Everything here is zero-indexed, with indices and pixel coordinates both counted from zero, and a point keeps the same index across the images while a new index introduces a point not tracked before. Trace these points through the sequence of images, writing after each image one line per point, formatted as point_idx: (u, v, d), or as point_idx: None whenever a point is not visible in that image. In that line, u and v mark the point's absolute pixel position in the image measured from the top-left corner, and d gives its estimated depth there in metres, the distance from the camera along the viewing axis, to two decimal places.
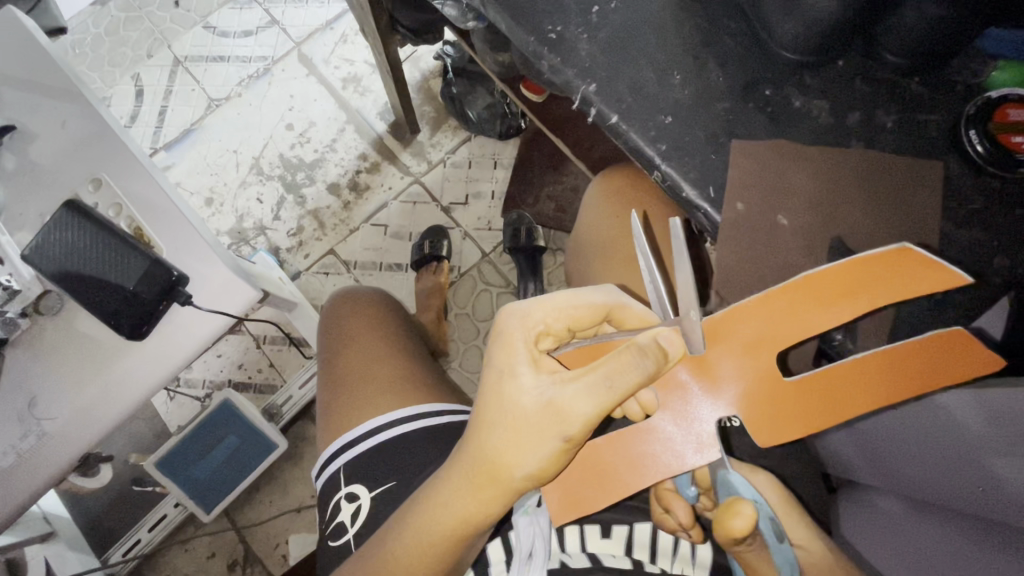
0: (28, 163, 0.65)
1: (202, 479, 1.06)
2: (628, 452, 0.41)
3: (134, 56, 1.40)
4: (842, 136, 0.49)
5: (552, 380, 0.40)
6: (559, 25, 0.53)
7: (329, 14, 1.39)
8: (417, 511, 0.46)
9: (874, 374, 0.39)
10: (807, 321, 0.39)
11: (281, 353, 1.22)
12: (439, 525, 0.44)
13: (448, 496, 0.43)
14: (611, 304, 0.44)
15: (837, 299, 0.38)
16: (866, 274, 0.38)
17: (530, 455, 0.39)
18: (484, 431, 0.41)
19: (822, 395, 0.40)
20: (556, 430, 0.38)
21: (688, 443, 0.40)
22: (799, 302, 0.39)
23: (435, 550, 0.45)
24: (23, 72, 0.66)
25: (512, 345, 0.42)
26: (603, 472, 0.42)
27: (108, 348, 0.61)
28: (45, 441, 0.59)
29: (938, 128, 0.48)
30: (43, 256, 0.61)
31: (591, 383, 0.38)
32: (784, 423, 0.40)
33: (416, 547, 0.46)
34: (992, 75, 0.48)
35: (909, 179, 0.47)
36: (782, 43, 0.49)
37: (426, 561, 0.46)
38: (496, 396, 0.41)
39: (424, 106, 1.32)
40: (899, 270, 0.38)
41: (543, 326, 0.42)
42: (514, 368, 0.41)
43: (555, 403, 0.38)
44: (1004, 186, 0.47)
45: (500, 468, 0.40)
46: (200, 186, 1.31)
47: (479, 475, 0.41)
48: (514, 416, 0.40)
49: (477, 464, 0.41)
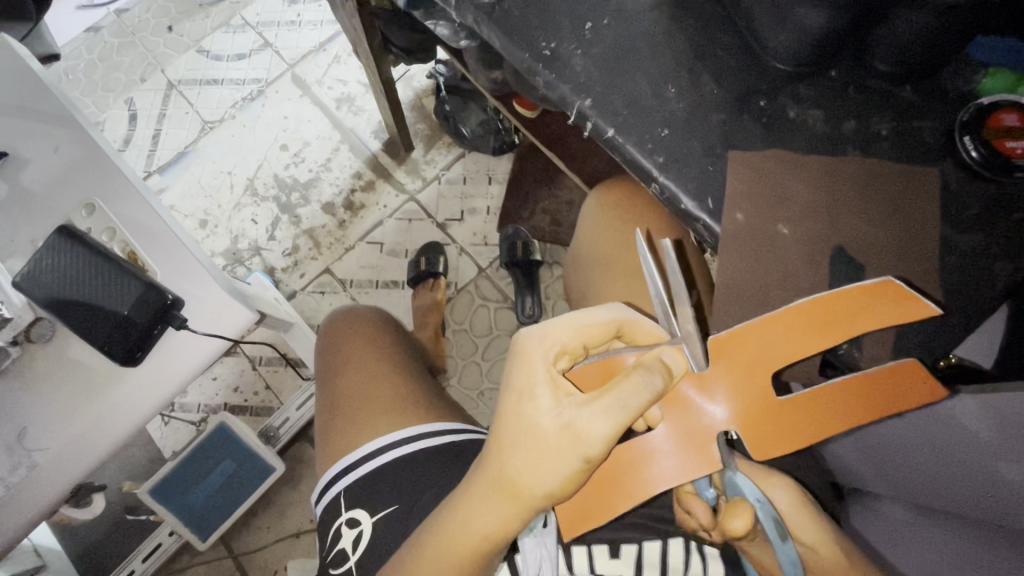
0: (21, 189, 0.64)
1: (198, 506, 1.03)
2: (634, 466, 0.39)
3: (127, 81, 1.41)
4: (838, 144, 0.49)
5: (570, 402, 0.39)
6: (553, 42, 0.53)
7: (323, 36, 1.41)
8: (436, 527, 0.45)
9: (866, 402, 0.39)
10: (807, 346, 0.39)
11: (277, 375, 1.21)
12: (458, 543, 0.43)
13: (468, 514, 0.42)
14: (621, 321, 0.44)
15: (825, 328, 0.39)
16: (853, 306, 0.39)
17: (550, 476, 0.38)
18: (505, 452, 0.40)
19: (813, 415, 0.38)
20: (576, 453, 0.37)
21: (689, 453, 0.39)
22: (797, 324, 0.39)
23: (454, 568, 0.44)
24: (15, 99, 0.66)
25: (530, 366, 0.41)
26: (607, 482, 0.40)
27: (102, 377, 0.60)
28: (36, 473, 0.57)
29: (933, 134, 0.48)
30: (36, 283, 0.60)
31: (608, 406, 0.37)
32: (772, 439, 0.39)
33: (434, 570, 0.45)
34: (983, 81, 0.49)
35: (907, 185, 0.48)
36: (776, 55, 0.49)
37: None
38: (515, 418, 0.40)
39: (418, 124, 1.33)
40: (880, 300, 0.39)
41: (562, 345, 0.42)
42: (534, 389, 0.40)
43: (573, 425, 0.37)
44: (1001, 191, 0.47)
45: (520, 488, 0.39)
46: (194, 208, 1.30)
47: (499, 494, 0.41)
48: (534, 436, 0.39)
49: (499, 485, 0.40)
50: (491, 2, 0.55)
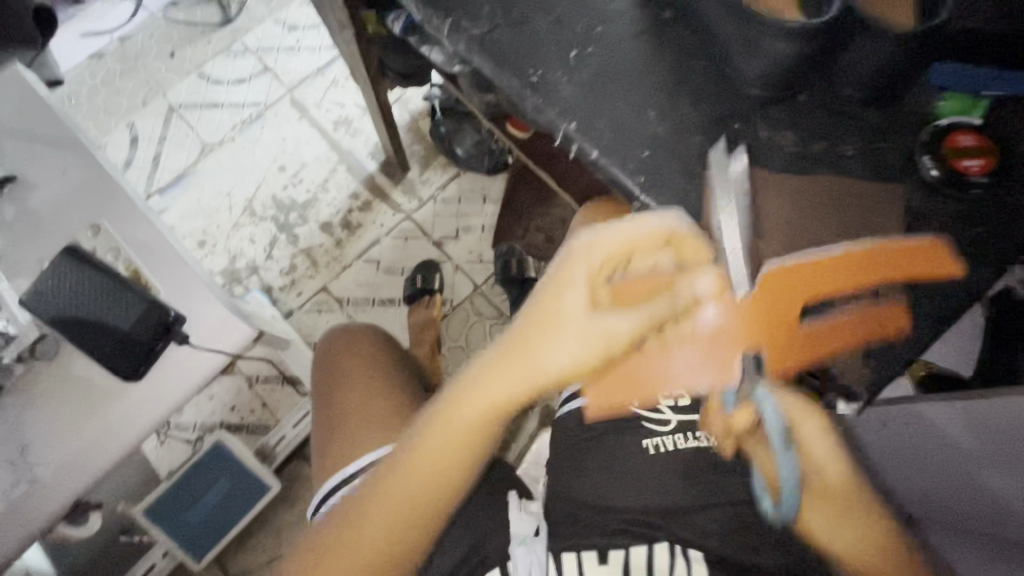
0: (29, 211, 0.67)
1: (192, 526, 1.04)
2: (656, 367, 0.46)
3: (129, 105, 1.44)
4: (808, 164, 0.52)
5: (607, 308, 0.42)
6: (540, 70, 0.56)
7: (321, 61, 1.45)
8: (437, 410, 0.47)
9: (857, 338, 0.46)
10: (818, 285, 0.45)
11: (273, 393, 1.21)
12: (454, 423, 0.46)
13: (472, 385, 0.45)
14: (670, 232, 0.44)
15: (859, 270, 0.46)
16: (888, 255, 0.47)
17: (570, 367, 0.41)
18: (528, 339, 0.42)
19: (820, 338, 0.45)
20: (602, 349, 0.41)
21: (713, 362, 0.45)
22: (844, 266, 0.46)
23: (449, 453, 0.47)
24: (25, 124, 0.69)
25: (577, 265, 0.43)
26: (628, 377, 0.47)
27: (103, 393, 0.61)
28: (38, 487, 0.58)
29: (895, 154, 0.52)
30: (42, 302, 0.62)
31: (643, 317, 0.42)
32: (785, 353, 0.45)
33: (432, 455, 0.47)
34: (941, 105, 0.52)
35: (873, 201, 0.50)
36: (748, 81, 0.52)
37: (443, 473, 0.48)
38: (549, 309, 0.42)
39: (414, 145, 1.37)
40: (906, 257, 0.47)
41: (612, 250, 0.43)
42: (575, 286, 0.42)
43: (603, 328, 0.41)
44: (963, 206, 0.50)
45: (536, 370, 0.42)
46: (194, 228, 1.33)
47: (509, 378, 0.43)
48: (564, 322, 0.41)
49: (512, 369, 0.43)
50: (482, 33, 0.58)
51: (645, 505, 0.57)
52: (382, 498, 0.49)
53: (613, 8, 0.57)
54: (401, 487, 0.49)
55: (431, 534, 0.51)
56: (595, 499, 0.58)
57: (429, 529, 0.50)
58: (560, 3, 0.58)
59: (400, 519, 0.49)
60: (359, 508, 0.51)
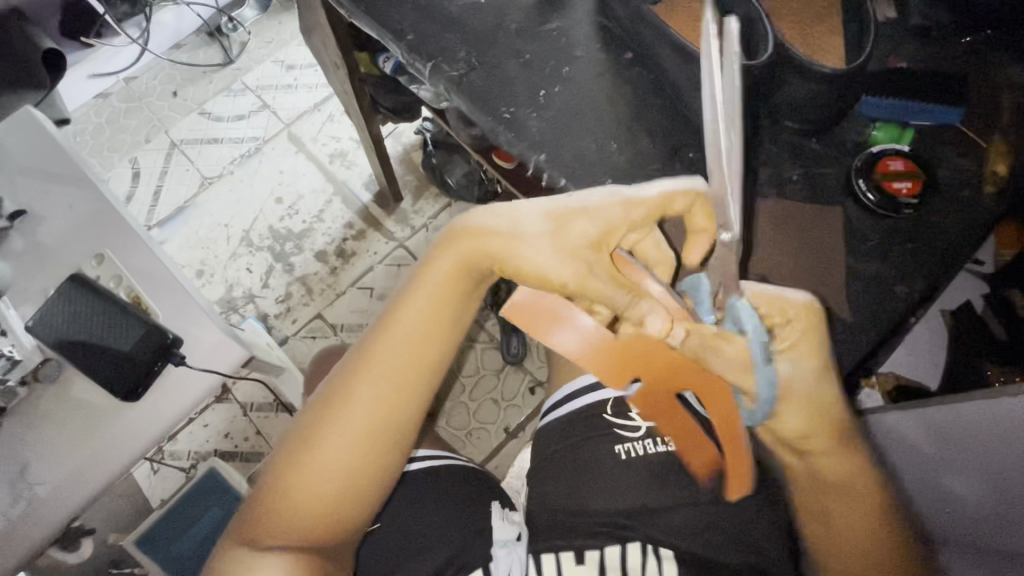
0: (37, 241, 0.71)
1: (181, 556, 1.02)
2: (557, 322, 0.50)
3: (132, 142, 1.51)
4: (756, 189, 0.57)
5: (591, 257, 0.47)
6: (512, 107, 0.61)
7: (317, 98, 1.53)
8: (406, 303, 0.53)
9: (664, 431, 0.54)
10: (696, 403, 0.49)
11: (267, 420, 1.23)
12: (431, 279, 0.53)
13: (461, 243, 0.51)
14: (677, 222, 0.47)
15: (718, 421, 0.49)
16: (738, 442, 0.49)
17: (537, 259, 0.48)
18: (524, 224, 0.48)
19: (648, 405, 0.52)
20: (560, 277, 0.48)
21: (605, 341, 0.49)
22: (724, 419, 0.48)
23: (430, 315, 0.53)
24: (36, 162, 0.74)
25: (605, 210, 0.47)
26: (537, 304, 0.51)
27: (101, 413, 0.64)
28: (35, 506, 0.60)
29: (835, 180, 0.57)
30: (46, 327, 0.65)
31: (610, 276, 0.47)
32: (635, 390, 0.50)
33: (410, 321, 0.53)
34: (873, 134, 0.58)
35: (814, 222, 0.56)
36: (700, 115, 0.58)
37: (420, 360, 0.54)
38: (561, 216, 0.47)
39: (407, 176, 1.43)
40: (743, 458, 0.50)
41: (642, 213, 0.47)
42: (597, 213, 0.47)
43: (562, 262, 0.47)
44: (897, 225, 0.55)
45: (508, 252, 0.49)
46: (192, 259, 1.37)
47: (465, 269, 0.52)
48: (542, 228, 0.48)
49: (497, 238, 0.49)
50: (459, 74, 0.63)
51: (617, 507, 0.60)
52: (362, 386, 0.53)
53: (578, 52, 0.63)
54: (380, 375, 0.53)
55: (414, 425, 0.55)
56: (571, 504, 0.61)
57: (410, 422, 0.55)
58: (531, 48, 0.64)
59: (384, 406, 0.53)
60: (339, 396, 0.53)
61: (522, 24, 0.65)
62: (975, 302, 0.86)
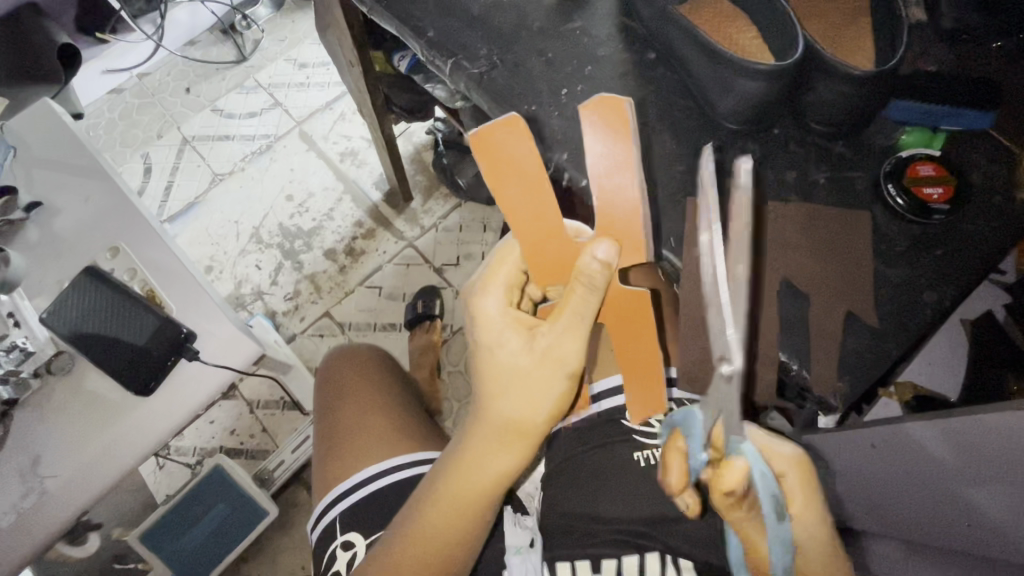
0: (52, 233, 0.71)
1: (189, 550, 1.03)
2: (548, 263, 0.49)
3: (145, 137, 1.51)
4: (783, 191, 0.56)
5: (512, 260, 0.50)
6: (534, 105, 0.61)
7: (329, 96, 1.53)
8: (445, 481, 0.52)
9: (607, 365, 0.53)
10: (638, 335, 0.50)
11: (274, 418, 1.22)
12: (480, 479, 0.51)
13: (483, 454, 0.50)
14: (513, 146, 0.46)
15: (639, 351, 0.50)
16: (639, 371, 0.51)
17: (544, 402, 0.47)
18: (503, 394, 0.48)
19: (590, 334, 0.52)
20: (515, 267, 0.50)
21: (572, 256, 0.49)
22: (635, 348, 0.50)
23: (464, 511, 0.52)
24: (52, 154, 0.74)
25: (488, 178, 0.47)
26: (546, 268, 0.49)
27: (114, 407, 0.64)
28: (47, 498, 0.60)
29: (863, 184, 0.56)
30: (61, 319, 0.65)
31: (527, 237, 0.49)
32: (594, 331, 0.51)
33: (445, 524, 0.52)
34: (903, 139, 0.57)
35: (842, 230, 0.54)
36: (725, 116, 0.57)
37: (466, 531, 0.53)
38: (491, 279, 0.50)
39: (417, 175, 1.43)
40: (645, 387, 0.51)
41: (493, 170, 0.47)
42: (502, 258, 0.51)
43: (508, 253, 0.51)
44: (925, 232, 0.54)
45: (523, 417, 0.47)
46: (201, 255, 1.37)
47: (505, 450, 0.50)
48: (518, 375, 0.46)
49: (507, 424, 0.48)
50: (480, 72, 0.62)
51: (634, 514, 0.59)
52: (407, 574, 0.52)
53: (600, 51, 0.62)
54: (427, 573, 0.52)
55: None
56: (584, 509, 0.61)
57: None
58: (552, 47, 0.63)
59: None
60: None
61: (544, 23, 0.64)
62: (996, 313, 0.84)
